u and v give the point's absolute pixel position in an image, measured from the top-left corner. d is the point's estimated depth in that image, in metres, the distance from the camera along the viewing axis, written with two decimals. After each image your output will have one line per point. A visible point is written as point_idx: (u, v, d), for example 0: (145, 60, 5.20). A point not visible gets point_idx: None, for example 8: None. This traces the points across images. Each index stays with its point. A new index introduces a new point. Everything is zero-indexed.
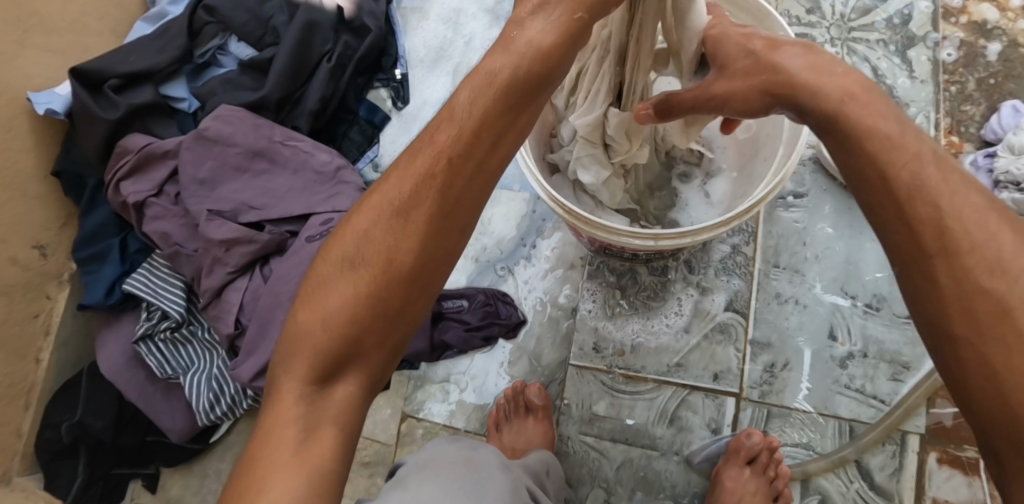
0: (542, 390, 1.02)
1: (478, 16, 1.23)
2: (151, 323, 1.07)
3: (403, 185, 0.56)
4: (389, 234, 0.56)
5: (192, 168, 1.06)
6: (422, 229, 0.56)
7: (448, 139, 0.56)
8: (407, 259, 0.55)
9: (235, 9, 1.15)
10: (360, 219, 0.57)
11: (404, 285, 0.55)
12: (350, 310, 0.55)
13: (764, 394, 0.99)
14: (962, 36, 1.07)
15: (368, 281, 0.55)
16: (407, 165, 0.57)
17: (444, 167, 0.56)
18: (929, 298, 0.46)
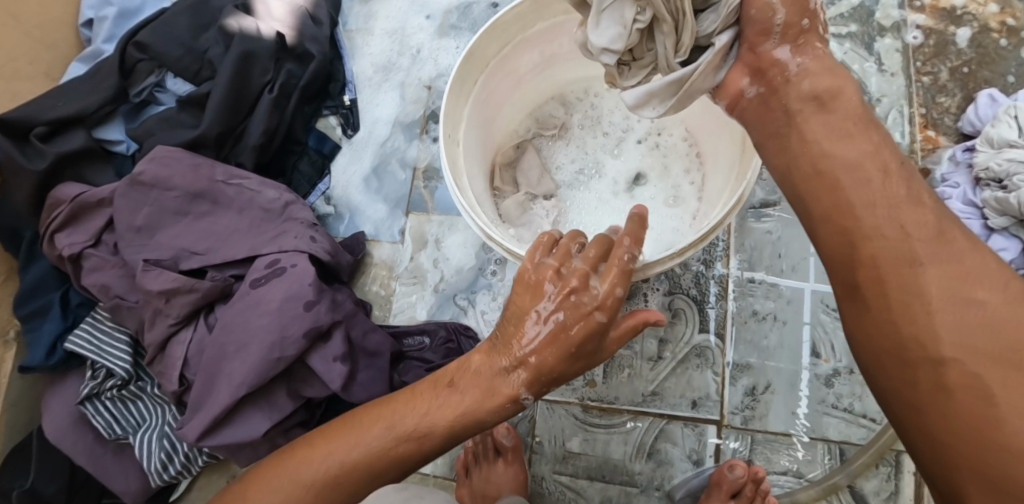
0: (510, 431, 0.95)
1: (427, 32, 1.18)
2: (96, 383, 1.02)
3: (426, 428, 0.63)
4: (396, 449, 0.63)
5: (128, 216, 1.00)
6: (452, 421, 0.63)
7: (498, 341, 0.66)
8: (432, 435, 0.63)
9: (168, 44, 1.08)
10: (384, 413, 0.64)
11: (418, 458, 0.64)
12: (353, 458, 0.63)
13: (746, 420, 0.93)
14: (930, 23, 1.01)
15: (361, 475, 0.63)
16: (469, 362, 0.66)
17: (485, 363, 0.65)
18: (888, 339, 0.50)
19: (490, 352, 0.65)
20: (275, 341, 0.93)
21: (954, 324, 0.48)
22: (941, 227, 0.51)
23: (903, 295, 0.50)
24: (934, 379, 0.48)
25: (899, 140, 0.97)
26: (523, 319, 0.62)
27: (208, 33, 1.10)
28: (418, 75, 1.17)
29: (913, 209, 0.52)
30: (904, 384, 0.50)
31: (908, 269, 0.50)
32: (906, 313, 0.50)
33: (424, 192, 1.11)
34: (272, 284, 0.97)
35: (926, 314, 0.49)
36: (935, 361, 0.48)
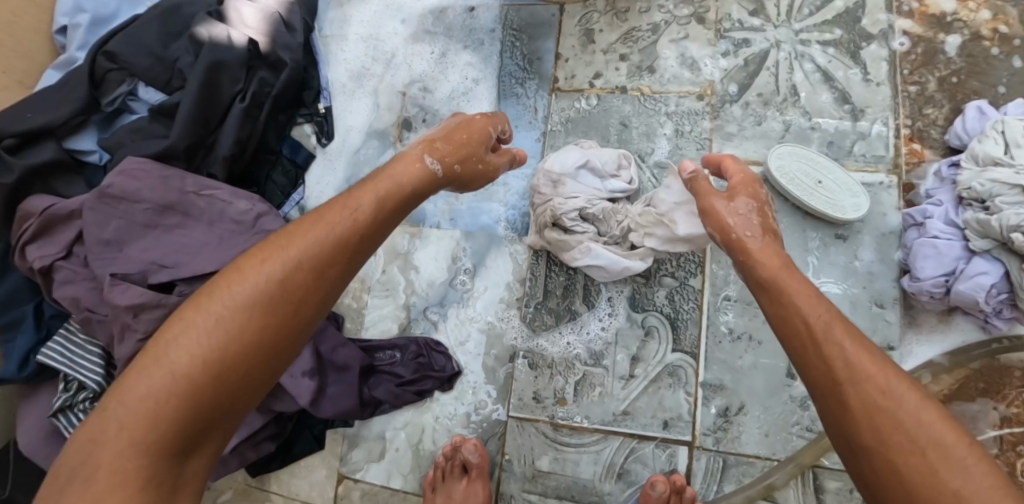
0: (478, 446, 0.93)
1: (401, 37, 1.17)
2: (69, 394, 1.02)
3: (340, 229, 0.69)
4: (285, 281, 0.64)
5: (96, 229, 0.99)
6: (317, 243, 0.67)
7: (370, 196, 0.74)
8: (301, 275, 0.65)
9: (139, 53, 1.07)
10: (311, 232, 0.68)
11: (294, 331, 0.65)
12: (207, 352, 0.59)
13: (718, 442, 0.91)
14: (918, 31, 0.98)
15: (268, 319, 0.63)
16: (319, 215, 0.70)
17: (358, 237, 0.70)
18: (823, 381, 0.60)
19: (342, 214, 0.70)
20: None
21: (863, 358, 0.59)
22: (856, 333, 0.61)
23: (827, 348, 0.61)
24: (868, 413, 0.56)
25: (883, 153, 0.94)
26: (413, 163, 0.80)
27: (179, 42, 1.09)
28: (392, 80, 1.15)
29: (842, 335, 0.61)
30: (843, 423, 0.58)
31: (831, 329, 0.62)
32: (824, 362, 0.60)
33: None
34: None
35: (836, 345, 0.60)
36: (864, 395, 0.57)
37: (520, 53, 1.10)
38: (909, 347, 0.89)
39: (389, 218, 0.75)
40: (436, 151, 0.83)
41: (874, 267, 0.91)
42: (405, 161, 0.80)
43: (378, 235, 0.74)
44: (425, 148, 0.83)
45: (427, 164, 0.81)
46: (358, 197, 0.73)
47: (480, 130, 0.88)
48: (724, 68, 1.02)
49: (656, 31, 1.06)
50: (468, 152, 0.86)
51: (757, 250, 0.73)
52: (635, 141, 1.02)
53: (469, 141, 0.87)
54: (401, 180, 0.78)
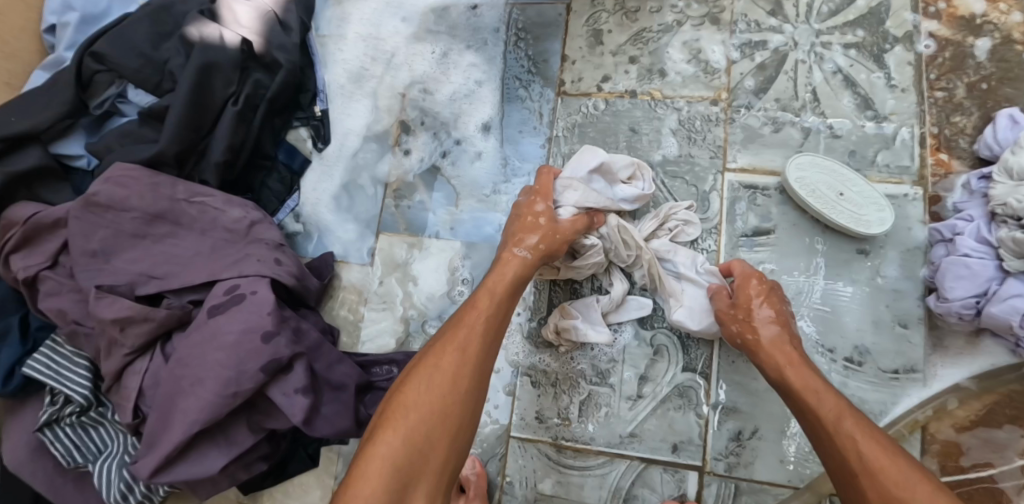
0: (477, 463, 0.91)
1: (401, 36, 1.12)
2: (55, 408, 0.97)
3: (462, 337, 0.75)
4: (446, 404, 0.70)
5: (81, 239, 0.95)
6: (483, 343, 0.75)
7: (488, 297, 0.79)
8: (469, 361, 0.73)
9: (127, 54, 1.03)
10: (427, 366, 0.72)
11: (467, 406, 0.71)
12: (408, 431, 0.68)
13: (730, 467, 0.86)
14: (947, 34, 0.92)
15: (434, 427, 0.69)
16: (474, 306, 0.78)
17: (496, 309, 0.78)
18: (840, 462, 0.67)
19: (484, 299, 0.79)
20: (231, 376, 0.88)
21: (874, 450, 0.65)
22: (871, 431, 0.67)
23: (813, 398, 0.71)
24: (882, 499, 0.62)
25: (909, 164, 0.89)
26: (510, 260, 0.83)
27: (169, 42, 1.05)
28: (391, 81, 1.11)
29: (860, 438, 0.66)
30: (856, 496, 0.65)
31: (840, 421, 0.68)
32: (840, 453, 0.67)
33: (397, 211, 1.05)
34: (230, 314, 0.92)
35: (851, 440, 0.66)
36: (875, 484, 0.63)
37: (526, 54, 1.05)
38: (933, 370, 0.84)
39: (507, 303, 0.80)
40: (540, 233, 0.85)
41: (898, 284, 0.87)
42: (503, 260, 0.83)
43: (502, 323, 0.79)
44: (515, 241, 0.85)
45: (520, 256, 0.84)
46: (480, 307, 0.78)
47: (565, 229, 0.86)
48: (740, 73, 0.97)
49: (668, 32, 1.01)
50: (552, 251, 0.85)
51: (769, 343, 0.78)
52: (645, 147, 0.97)
53: (557, 229, 0.86)
54: (512, 269, 0.82)
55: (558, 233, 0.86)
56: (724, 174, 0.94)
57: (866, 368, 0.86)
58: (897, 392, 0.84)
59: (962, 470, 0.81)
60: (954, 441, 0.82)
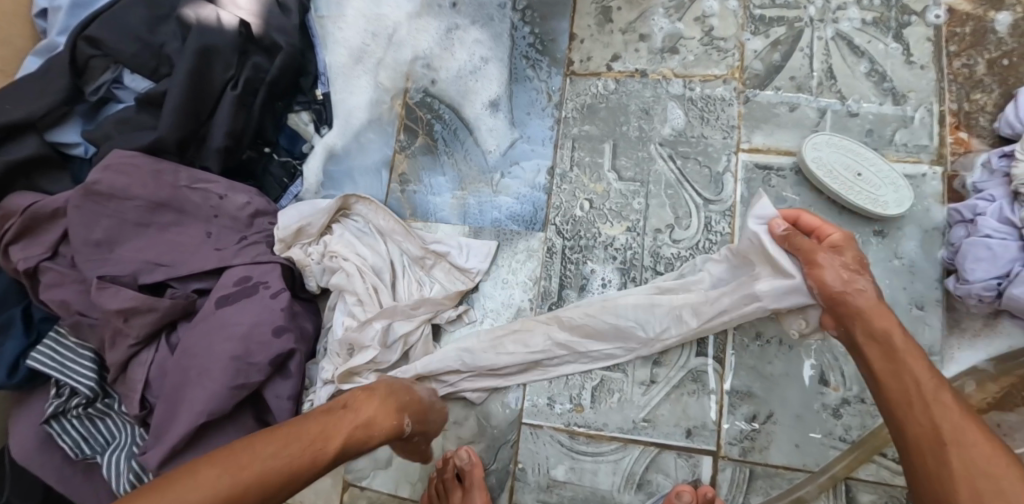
0: (471, 453, 0.90)
1: (403, 13, 1.09)
2: (61, 400, 0.96)
3: (307, 436, 0.70)
4: (256, 461, 0.65)
5: (83, 229, 0.93)
6: (315, 445, 0.70)
7: (351, 423, 0.75)
8: (298, 447, 0.69)
9: (121, 37, 0.99)
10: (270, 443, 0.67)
11: (259, 484, 0.64)
12: (253, 474, 0.64)
13: (745, 452, 0.86)
14: (967, 10, 0.90)
15: (226, 489, 0.62)
16: (292, 438, 0.69)
17: (339, 441, 0.73)
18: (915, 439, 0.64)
19: (342, 429, 0.74)
20: (238, 367, 0.87)
21: (937, 395, 0.65)
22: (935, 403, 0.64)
23: (897, 361, 0.68)
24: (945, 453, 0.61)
25: (927, 142, 0.88)
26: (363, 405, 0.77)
27: (166, 25, 1.02)
28: (393, 59, 1.08)
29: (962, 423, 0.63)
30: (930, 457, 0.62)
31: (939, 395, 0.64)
32: (897, 401, 0.66)
33: (403, 197, 1.02)
34: (238, 305, 0.91)
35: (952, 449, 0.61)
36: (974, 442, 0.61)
37: (533, 32, 1.03)
38: (950, 352, 0.83)
39: (337, 444, 0.72)
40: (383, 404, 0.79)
41: (916, 263, 0.85)
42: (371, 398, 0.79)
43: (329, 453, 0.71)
44: (321, 437, 0.71)
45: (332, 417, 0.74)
46: (341, 425, 0.74)
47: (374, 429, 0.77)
48: (755, 49, 0.95)
49: (680, 9, 0.98)
50: (398, 401, 0.82)
51: (923, 395, 0.65)
52: (657, 128, 0.95)
53: (364, 431, 0.76)
54: (343, 418, 0.75)
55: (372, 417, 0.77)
56: (737, 154, 0.92)
57: None
58: None
59: None
60: None
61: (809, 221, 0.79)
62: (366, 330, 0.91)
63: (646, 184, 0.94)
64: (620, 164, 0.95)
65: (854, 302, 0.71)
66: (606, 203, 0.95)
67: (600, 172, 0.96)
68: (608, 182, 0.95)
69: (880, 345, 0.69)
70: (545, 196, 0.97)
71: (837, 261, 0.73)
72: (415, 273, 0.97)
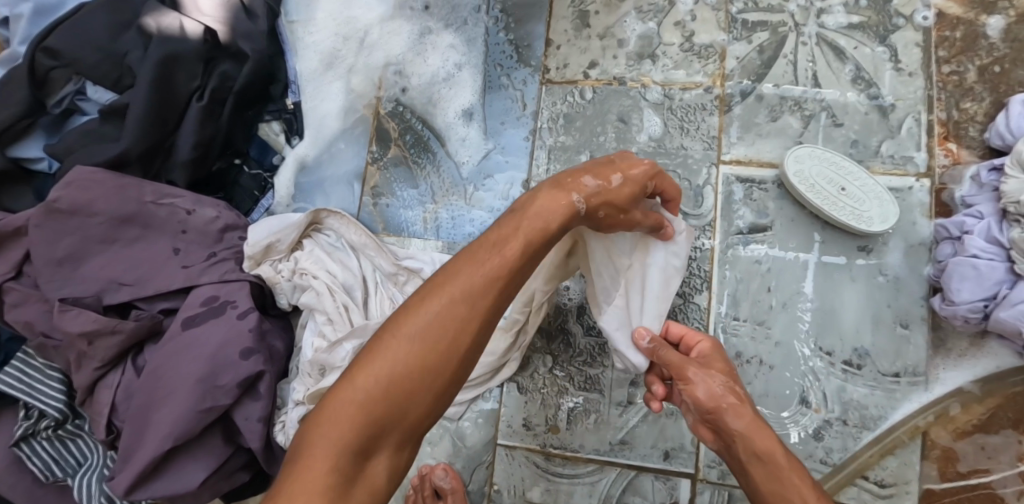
0: (448, 471, 0.86)
1: (375, 16, 1.05)
2: (30, 423, 0.94)
3: (477, 277, 0.57)
4: (436, 346, 0.55)
5: (46, 248, 0.91)
6: (485, 289, 0.57)
7: (516, 251, 0.59)
8: (481, 306, 0.57)
9: (81, 47, 0.96)
10: (433, 325, 0.55)
11: (456, 357, 0.56)
12: (411, 369, 0.54)
13: (723, 475, 0.84)
14: (958, 13, 0.86)
15: (423, 372, 0.54)
16: (446, 292, 0.56)
17: (509, 278, 0.59)
18: None
19: (493, 273, 0.58)
20: (205, 390, 0.84)
21: (795, 484, 0.64)
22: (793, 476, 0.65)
23: (773, 471, 0.65)
24: None
25: (915, 154, 0.84)
26: (557, 202, 0.63)
27: (128, 34, 0.98)
28: (366, 65, 1.04)
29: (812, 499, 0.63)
30: None
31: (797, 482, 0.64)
32: (775, 495, 0.64)
33: (374, 209, 0.99)
34: (206, 325, 0.89)
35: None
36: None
37: (508, 38, 0.99)
38: (935, 372, 0.81)
39: (506, 292, 0.59)
40: (563, 195, 0.63)
41: (902, 279, 0.83)
42: (549, 193, 0.63)
43: (516, 279, 0.59)
44: (489, 267, 0.58)
45: (491, 277, 0.58)
46: (513, 254, 0.59)
47: (560, 212, 0.62)
48: (737, 55, 0.91)
49: (660, 13, 0.94)
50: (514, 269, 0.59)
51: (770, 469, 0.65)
52: (635, 138, 0.92)
53: (547, 230, 0.62)
54: (533, 237, 0.61)
55: (557, 221, 0.62)
56: (718, 166, 0.89)
57: (866, 371, 0.82)
58: (897, 396, 0.81)
59: (960, 476, 0.79)
60: (951, 447, 0.79)
61: (676, 329, 0.77)
62: (336, 352, 0.89)
63: None
64: None
65: (711, 395, 0.70)
66: None
67: None
68: None
69: (762, 437, 0.67)
70: None
71: (700, 369, 0.71)
72: (388, 290, 0.95)
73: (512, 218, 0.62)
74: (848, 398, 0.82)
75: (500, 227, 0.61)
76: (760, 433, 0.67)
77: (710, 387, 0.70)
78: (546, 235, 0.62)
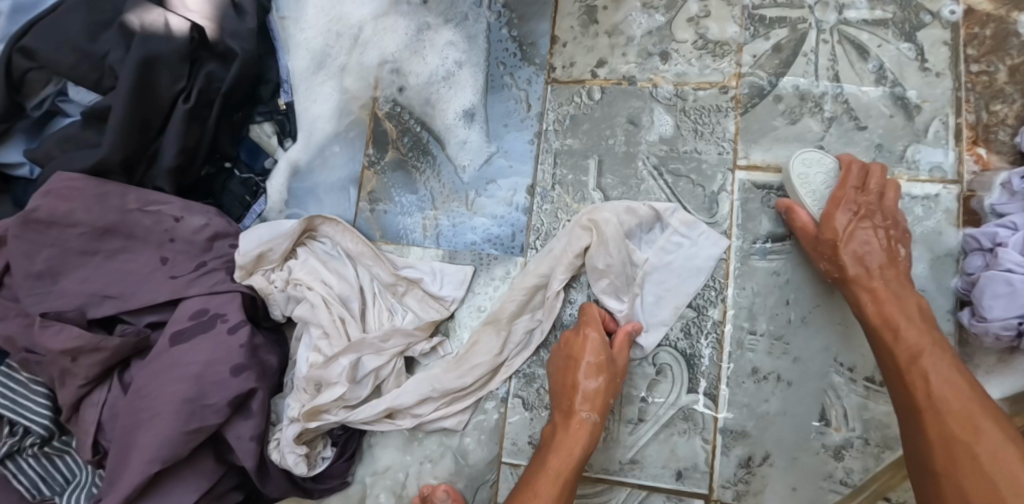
0: (450, 493, 0.84)
1: (370, 11, 1.00)
2: (13, 440, 0.88)
3: (576, 444, 0.76)
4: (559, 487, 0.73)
5: (25, 260, 0.87)
6: (591, 412, 0.78)
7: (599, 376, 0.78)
8: (580, 451, 0.76)
9: (58, 47, 0.91)
10: (583, 433, 0.76)
11: (567, 454, 0.75)
12: None
13: (739, 496, 0.80)
14: (988, 9, 0.81)
15: (561, 466, 0.74)
16: (564, 429, 0.77)
17: (601, 404, 0.78)
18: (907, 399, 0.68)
19: (588, 409, 0.78)
20: (193, 409, 0.80)
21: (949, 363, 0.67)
22: (915, 356, 0.68)
23: (931, 358, 0.68)
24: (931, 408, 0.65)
25: (942, 160, 0.80)
26: (591, 330, 0.80)
27: (108, 32, 0.92)
28: (360, 63, 0.99)
29: (938, 372, 0.66)
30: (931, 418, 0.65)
31: (918, 360, 0.68)
32: (909, 366, 0.68)
33: (371, 216, 0.95)
34: (193, 341, 0.85)
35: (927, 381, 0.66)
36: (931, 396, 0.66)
37: (511, 35, 0.94)
38: None
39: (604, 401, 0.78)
40: (599, 349, 0.79)
41: (926, 291, 0.79)
42: (588, 338, 0.80)
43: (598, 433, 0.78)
44: (584, 400, 0.78)
45: (589, 419, 0.77)
46: (594, 378, 0.78)
47: (619, 365, 0.80)
48: (754, 54, 0.86)
49: (672, 9, 0.89)
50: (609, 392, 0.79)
51: (906, 343, 0.70)
52: (645, 142, 0.87)
53: (614, 363, 0.80)
54: (609, 382, 0.79)
55: (614, 374, 0.80)
56: (733, 172, 0.85)
57: (888, 388, 0.78)
58: None
59: None
60: None
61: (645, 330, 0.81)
62: (332, 367, 0.85)
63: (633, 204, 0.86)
64: (606, 182, 0.88)
65: (880, 261, 0.74)
66: None
67: (584, 191, 0.88)
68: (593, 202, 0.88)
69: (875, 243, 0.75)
70: (524, 217, 0.90)
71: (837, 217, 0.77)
72: (387, 300, 0.91)
73: (575, 379, 0.78)
74: (869, 416, 0.79)
75: (574, 393, 0.78)
76: (895, 316, 0.72)
77: (843, 218, 0.76)
78: (614, 369, 0.79)
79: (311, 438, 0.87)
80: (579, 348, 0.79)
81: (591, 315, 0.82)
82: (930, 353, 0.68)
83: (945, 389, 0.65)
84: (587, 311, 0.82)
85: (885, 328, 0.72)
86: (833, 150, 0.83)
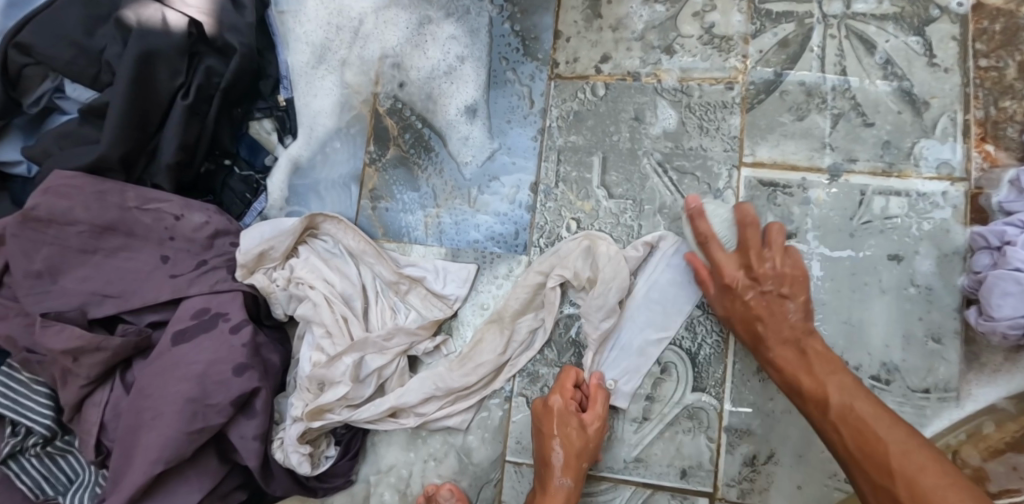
0: (454, 492, 0.84)
1: (370, 4, 0.99)
2: (16, 439, 0.88)
3: None
4: None
5: (24, 259, 0.86)
6: (567, 479, 0.78)
7: (570, 443, 0.79)
8: None
9: (54, 43, 0.89)
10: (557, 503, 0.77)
11: None
12: None
13: (743, 494, 0.80)
14: (998, 4, 0.80)
15: None
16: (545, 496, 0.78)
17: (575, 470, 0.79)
18: (847, 453, 0.68)
19: (566, 474, 0.78)
20: (197, 409, 0.80)
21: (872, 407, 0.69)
22: (801, 345, 0.75)
23: (850, 388, 0.70)
24: (863, 453, 0.67)
25: (950, 156, 0.79)
26: (563, 396, 0.81)
27: (105, 27, 0.91)
28: (361, 58, 0.98)
29: (838, 386, 0.70)
30: (870, 452, 0.66)
31: (813, 363, 0.73)
32: (860, 425, 0.68)
33: (373, 214, 0.94)
34: (196, 340, 0.84)
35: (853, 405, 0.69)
36: (868, 440, 0.67)
37: (514, 29, 0.93)
38: (967, 388, 0.77)
39: (580, 464, 0.79)
40: (570, 421, 0.79)
41: (933, 289, 0.78)
42: (558, 406, 0.80)
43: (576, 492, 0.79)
44: (558, 468, 0.78)
45: (564, 486, 0.78)
46: (568, 442, 0.79)
47: (591, 431, 0.80)
48: (761, 49, 0.85)
49: (677, 3, 0.88)
50: (584, 454, 0.79)
51: (832, 391, 0.70)
52: (650, 138, 0.87)
53: (585, 429, 0.80)
54: (582, 445, 0.79)
55: (588, 442, 0.80)
56: (739, 169, 0.84)
57: (894, 387, 0.78)
58: (926, 413, 0.77)
59: (991, 496, 0.75)
60: (982, 467, 0.76)
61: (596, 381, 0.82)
62: (335, 366, 0.85)
63: (638, 202, 0.86)
64: (610, 180, 0.87)
65: (784, 268, 0.77)
66: (594, 224, 0.87)
67: (588, 188, 0.87)
68: (597, 200, 0.87)
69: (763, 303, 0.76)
70: (528, 215, 0.89)
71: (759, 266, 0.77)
72: (389, 299, 0.91)
73: (548, 449, 0.79)
74: None
75: (549, 461, 0.79)
76: (824, 363, 0.73)
77: (735, 275, 0.77)
78: (590, 428, 0.80)
79: (314, 437, 0.86)
80: (547, 421, 0.80)
81: (564, 379, 0.82)
82: (834, 363, 0.73)
83: (846, 403, 0.69)
84: (563, 377, 0.82)
85: (800, 347, 0.74)
86: (840, 146, 0.82)
